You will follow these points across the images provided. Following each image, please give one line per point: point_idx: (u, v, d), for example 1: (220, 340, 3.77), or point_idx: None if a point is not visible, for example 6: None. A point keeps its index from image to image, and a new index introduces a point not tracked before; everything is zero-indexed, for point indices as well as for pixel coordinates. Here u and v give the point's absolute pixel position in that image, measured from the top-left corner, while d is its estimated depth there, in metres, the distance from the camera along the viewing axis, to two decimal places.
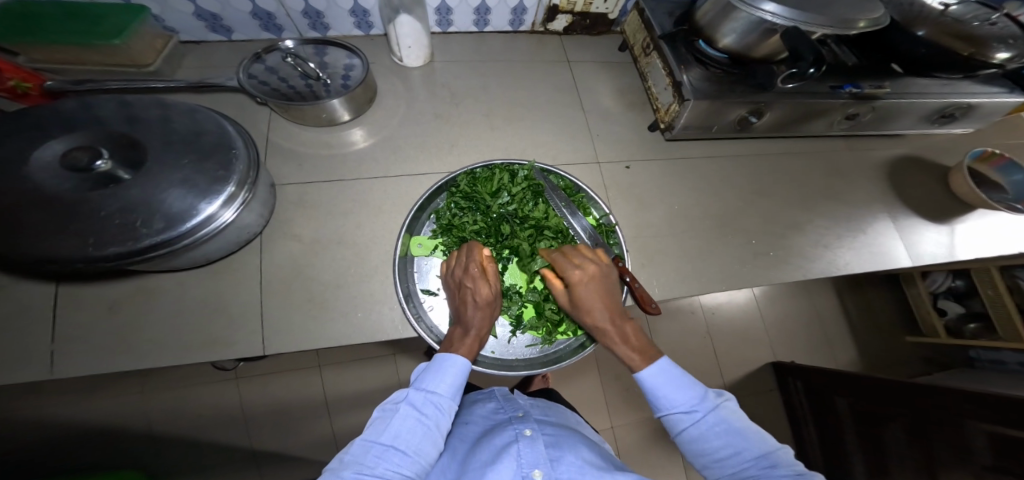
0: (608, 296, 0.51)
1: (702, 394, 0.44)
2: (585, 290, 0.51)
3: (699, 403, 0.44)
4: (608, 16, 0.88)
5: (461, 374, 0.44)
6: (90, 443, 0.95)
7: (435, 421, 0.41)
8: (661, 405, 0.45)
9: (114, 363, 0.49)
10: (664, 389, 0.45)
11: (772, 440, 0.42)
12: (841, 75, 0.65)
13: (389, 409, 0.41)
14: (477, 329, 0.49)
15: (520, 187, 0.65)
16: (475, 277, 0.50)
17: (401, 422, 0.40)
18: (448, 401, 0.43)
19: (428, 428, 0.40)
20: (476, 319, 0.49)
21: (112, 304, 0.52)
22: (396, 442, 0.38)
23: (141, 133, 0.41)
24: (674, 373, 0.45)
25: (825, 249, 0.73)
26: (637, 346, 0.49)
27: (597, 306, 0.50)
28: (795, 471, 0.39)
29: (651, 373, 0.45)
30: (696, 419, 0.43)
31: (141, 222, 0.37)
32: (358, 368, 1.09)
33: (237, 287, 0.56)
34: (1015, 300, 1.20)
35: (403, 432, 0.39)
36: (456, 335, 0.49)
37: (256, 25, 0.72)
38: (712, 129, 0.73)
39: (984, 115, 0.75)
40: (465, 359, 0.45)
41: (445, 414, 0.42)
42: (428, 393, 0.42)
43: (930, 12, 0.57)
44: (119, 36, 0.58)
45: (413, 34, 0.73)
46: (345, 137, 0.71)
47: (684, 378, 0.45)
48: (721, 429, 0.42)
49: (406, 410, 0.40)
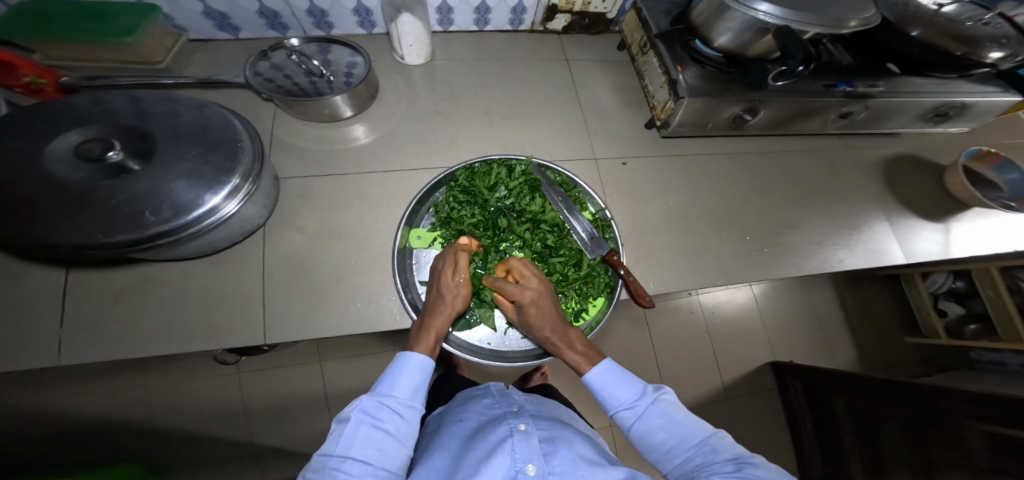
0: (554, 311, 0.53)
1: (642, 391, 0.49)
2: (536, 310, 0.51)
3: (639, 399, 0.48)
4: (607, 15, 0.88)
5: (415, 373, 0.49)
6: (124, 424, 1.05)
7: (393, 424, 0.45)
8: (608, 403, 0.50)
9: (126, 346, 0.53)
10: (609, 388, 0.49)
11: (708, 426, 0.45)
12: (834, 74, 0.66)
13: (343, 420, 0.44)
14: (441, 319, 0.53)
15: (517, 182, 0.67)
16: (457, 267, 0.55)
17: (355, 431, 0.42)
18: (403, 403, 0.47)
19: (383, 432, 0.43)
20: (439, 310, 0.53)
21: (128, 289, 0.56)
22: (351, 451, 0.40)
23: (152, 126, 0.45)
24: (617, 373, 0.50)
25: (818, 247, 0.74)
26: (582, 352, 0.53)
27: (545, 323, 0.51)
28: (732, 454, 0.42)
29: (597, 374, 0.50)
30: (638, 414, 0.48)
31: (150, 211, 0.40)
32: (364, 361, 1.19)
33: (245, 277, 0.60)
34: (1015, 301, 1.21)
35: (359, 441, 0.41)
36: (429, 322, 0.53)
37: (262, 23, 0.75)
38: (707, 126, 0.73)
39: (978, 115, 0.74)
40: (424, 356, 0.51)
41: (402, 417, 0.46)
42: (382, 397, 0.46)
43: (925, 12, 0.57)
44: (131, 34, 0.62)
45: (414, 32, 0.75)
46: (346, 132, 0.74)
47: (625, 376, 0.50)
48: (662, 421, 0.46)
49: (358, 417, 0.43)
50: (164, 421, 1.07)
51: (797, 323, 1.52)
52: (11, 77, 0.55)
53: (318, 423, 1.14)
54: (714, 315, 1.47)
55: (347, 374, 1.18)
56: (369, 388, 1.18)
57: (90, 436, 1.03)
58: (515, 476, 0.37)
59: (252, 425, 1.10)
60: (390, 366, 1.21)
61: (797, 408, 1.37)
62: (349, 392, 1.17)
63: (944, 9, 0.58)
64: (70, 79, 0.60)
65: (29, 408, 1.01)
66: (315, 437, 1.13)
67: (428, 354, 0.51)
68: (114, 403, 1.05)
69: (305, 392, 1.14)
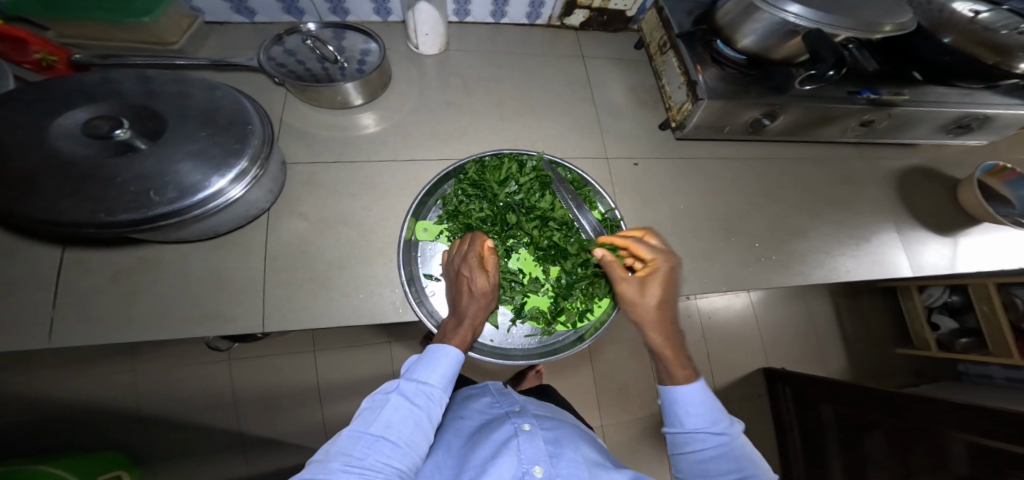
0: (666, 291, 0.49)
1: (727, 424, 0.44)
2: (654, 276, 0.49)
3: (722, 429, 0.43)
4: (626, 13, 0.87)
5: (452, 364, 0.49)
6: (112, 407, 1.03)
7: (427, 410, 0.44)
8: (685, 421, 0.44)
9: (121, 329, 0.52)
10: (695, 408, 0.44)
11: (775, 474, 0.42)
12: (858, 81, 0.65)
13: (379, 400, 0.44)
14: (471, 319, 0.53)
15: (528, 178, 0.66)
16: (473, 268, 0.54)
17: (391, 413, 0.42)
18: (438, 391, 0.47)
19: (417, 418, 0.43)
20: (470, 310, 0.53)
21: (127, 271, 0.54)
22: (385, 432, 0.40)
23: (161, 105, 0.43)
24: (707, 396, 0.45)
25: (825, 257, 0.73)
26: (671, 353, 0.46)
27: (653, 294, 0.48)
28: None
29: (689, 390, 0.45)
30: (715, 443, 0.43)
31: (154, 191, 0.38)
32: (362, 353, 1.18)
33: (246, 262, 0.58)
34: (1009, 316, 1.24)
35: (393, 423, 0.41)
36: (451, 326, 0.53)
37: (277, 7, 0.72)
38: (723, 129, 0.72)
39: (997, 129, 0.74)
40: (457, 351, 0.50)
41: (435, 405, 0.46)
42: (421, 384, 0.46)
43: (959, 20, 0.55)
44: (149, 15, 0.59)
45: (430, 22, 0.73)
46: (357, 120, 0.72)
47: (713, 403, 0.45)
48: (736, 455, 0.42)
49: (397, 400, 0.43)
50: (155, 407, 1.05)
51: (793, 330, 1.54)
52: (20, 53, 0.53)
53: (312, 414, 1.12)
54: (712, 319, 1.47)
55: (343, 366, 1.16)
56: (365, 380, 1.16)
57: (77, 420, 1.01)
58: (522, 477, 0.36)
59: (244, 414, 1.09)
60: (386, 359, 1.20)
61: (786, 414, 1.38)
62: (344, 383, 1.15)
63: (980, 16, 0.54)
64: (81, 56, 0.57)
65: None
66: (308, 428, 1.11)
67: (462, 349, 0.51)
68: (105, 387, 1.03)
69: (300, 382, 1.13)
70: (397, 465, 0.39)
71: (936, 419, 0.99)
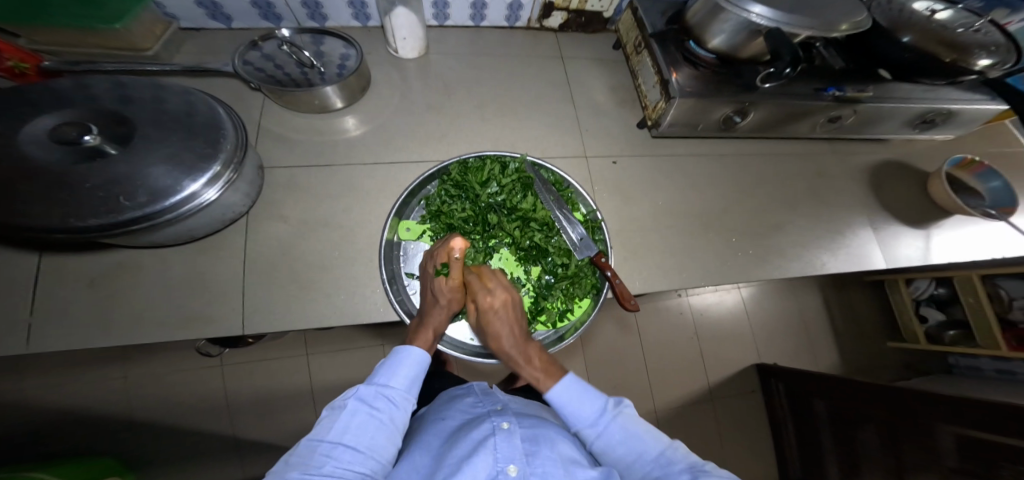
0: (516, 322, 0.52)
1: (604, 406, 0.49)
2: (496, 318, 0.50)
3: (601, 415, 0.48)
4: (603, 14, 0.88)
5: (416, 365, 0.50)
6: (100, 414, 1.03)
7: (389, 413, 0.46)
8: (570, 420, 0.49)
9: (99, 334, 0.52)
10: (571, 404, 0.49)
11: (665, 439, 0.47)
12: (826, 78, 0.66)
13: (338, 407, 0.45)
14: (436, 320, 0.54)
15: (510, 179, 0.67)
16: (433, 269, 0.55)
17: (349, 418, 0.43)
18: (400, 393, 0.48)
19: (378, 421, 0.44)
20: (435, 309, 0.54)
21: (106, 277, 0.55)
22: (343, 438, 0.41)
23: (132, 111, 0.44)
24: (577, 386, 0.50)
25: (803, 251, 0.75)
26: (541, 368, 0.51)
27: (506, 334, 0.51)
28: (685, 465, 0.44)
29: (558, 389, 0.49)
30: (600, 430, 0.47)
31: (125, 195, 0.39)
32: (352, 355, 1.19)
33: (226, 265, 0.59)
34: (995, 308, 1.26)
35: (351, 429, 0.42)
36: (416, 326, 0.54)
37: (255, 14, 0.73)
38: (698, 127, 0.74)
39: (965, 122, 0.75)
40: (422, 353, 0.51)
41: (397, 407, 0.47)
42: (380, 387, 0.47)
43: (918, 19, 0.59)
44: (119, 21, 0.60)
45: (408, 26, 0.74)
46: (336, 124, 0.73)
47: (587, 390, 0.51)
48: (619, 435, 0.47)
49: (354, 405, 0.45)
50: (145, 414, 1.05)
51: (783, 325, 1.55)
52: None
53: (303, 418, 1.12)
54: (702, 316, 1.48)
55: (333, 369, 1.17)
56: (356, 382, 1.17)
57: (65, 429, 1.00)
58: (496, 475, 0.37)
59: (235, 419, 1.09)
60: (376, 360, 1.20)
61: (779, 409, 1.39)
62: (334, 386, 1.16)
63: (937, 15, 0.60)
64: (52, 63, 0.58)
65: (3, 401, 0.98)
66: (299, 431, 1.12)
67: (425, 349, 0.52)
68: (93, 395, 1.03)
69: (291, 386, 1.13)
70: (358, 469, 0.39)
71: (922, 411, 1.00)
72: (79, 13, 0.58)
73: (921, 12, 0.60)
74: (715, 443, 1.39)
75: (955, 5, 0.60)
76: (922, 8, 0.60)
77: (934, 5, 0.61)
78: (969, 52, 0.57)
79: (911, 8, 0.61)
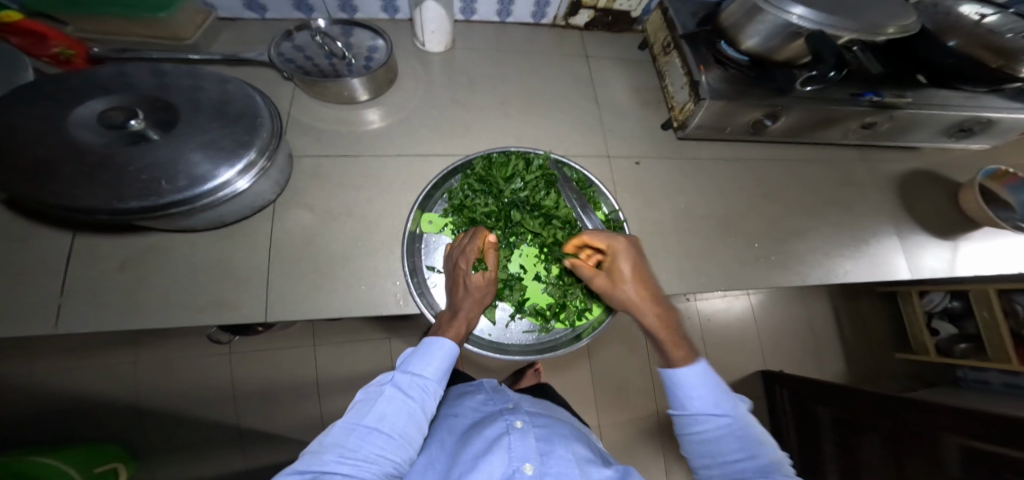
0: (642, 272, 0.51)
1: (729, 401, 0.44)
2: (623, 263, 0.51)
3: (727, 409, 0.44)
4: (631, 14, 0.88)
5: (447, 357, 0.50)
6: (115, 396, 1.04)
7: (420, 403, 0.46)
8: (688, 405, 0.45)
9: (126, 316, 0.52)
10: (697, 391, 0.44)
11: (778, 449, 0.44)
12: (862, 82, 0.65)
13: (372, 392, 0.45)
14: (467, 311, 0.55)
15: (534, 176, 0.67)
16: (469, 261, 0.56)
17: (385, 405, 0.43)
18: (432, 384, 0.48)
19: (411, 409, 0.44)
20: (466, 302, 0.55)
21: (134, 259, 0.55)
22: (379, 424, 0.41)
23: (173, 96, 0.44)
24: (709, 377, 0.45)
25: (823, 258, 0.74)
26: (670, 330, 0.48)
27: (630, 278, 0.50)
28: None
29: (690, 369, 0.45)
30: (721, 423, 0.43)
31: (165, 180, 0.39)
32: (363, 348, 1.19)
33: (250, 252, 0.58)
34: (1010, 323, 1.25)
35: (387, 414, 0.43)
36: (446, 317, 0.55)
37: (288, 4, 0.73)
38: (724, 130, 0.73)
39: (998, 133, 0.74)
40: (452, 344, 0.52)
41: (429, 397, 0.47)
42: (415, 376, 0.47)
43: (965, 23, 0.58)
44: (165, 10, 0.60)
45: (437, 20, 0.73)
46: (363, 116, 0.73)
47: (715, 381, 0.45)
48: (741, 434, 0.43)
49: (391, 392, 0.45)
50: (157, 399, 1.06)
51: (793, 333, 1.54)
52: (40, 48, 0.53)
53: (312, 408, 1.13)
54: (712, 321, 1.48)
55: (343, 361, 1.17)
56: (365, 375, 1.17)
57: (81, 409, 1.01)
58: (511, 475, 0.37)
59: (245, 407, 1.09)
60: (385, 353, 1.20)
61: (785, 416, 1.39)
62: (343, 378, 1.16)
63: (985, 20, 0.57)
64: (97, 50, 0.58)
65: (22, 380, 1.00)
66: (308, 422, 1.12)
67: (456, 342, 0.52)
68: (107, 378, 1.04)
69: (301, 377, 1.14)
70: (391, 456, 0.40)
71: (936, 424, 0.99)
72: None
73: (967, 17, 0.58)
74: None
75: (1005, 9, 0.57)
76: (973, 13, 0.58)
77: (983, 9, 0.58)
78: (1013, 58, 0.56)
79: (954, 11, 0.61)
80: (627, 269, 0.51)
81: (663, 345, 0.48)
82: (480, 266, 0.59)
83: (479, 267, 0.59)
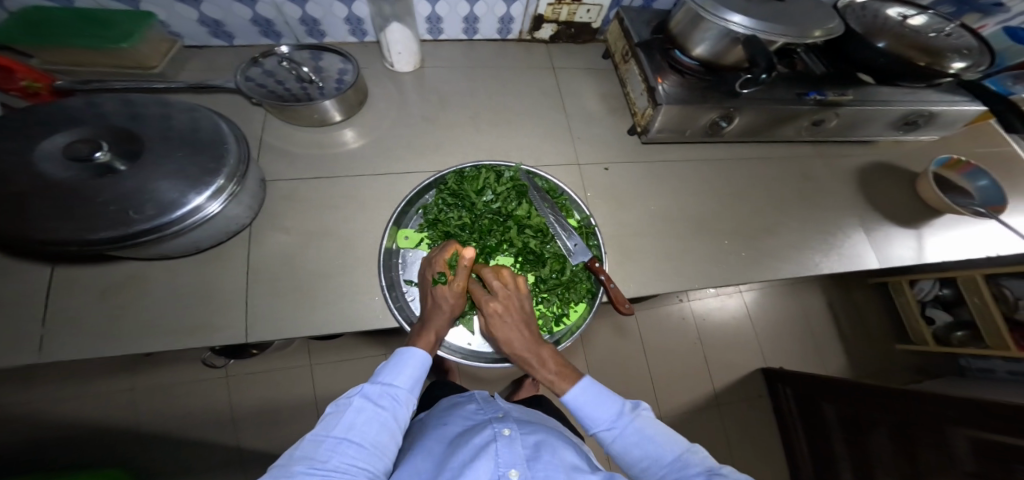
0: (522, 324, 0.53)
1: (619, 409, 0.49)
2: (501, 321, 0.52)
3: (618, 418, 0.49)
4: (592, 25, 0.91)
5: (419, 365, 0.52)
6: (109, 423, 1.05)
7: (392, 411, 0.47)
8: (587, 424, 0.50)
9: (102, 344, 0.54)
10: (589, 409, 0.49)
11: (684, 442, 0.47)
12: (808, 83, 0.68)
13: (342, 404, 0.46)
14: (438, 324, 0.56)
15: (505, 187, 0.69)
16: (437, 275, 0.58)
17: (355, 415, 0.44)
18: (404, 392, 0.50)
19: (382, 419, 0.46)
20: (436, 315, 0.56)
21: (114, 287, 0.57)
22: (349, 434, 0.42)
23: (139, 128, 0.46)
24: (595, 392, 0.50)
25: (800, 253, 0.75)
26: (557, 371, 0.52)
27: (512, 335, 0.52)
28: (705, 467, 0.43)
29: (574, 395, 0.50)
30: (617, 434, 0.48)
31: (133, 209, 0.41)
32: (355, 363, 1.20)
33: (227, 275, 0.60)
34: (1001, 308, 1.25)
35: (357, 425, 0.44)
36: (419, 328, 0.56)
37: (256, 31, 0.76)
38: (686, 133, 0.75)
39: (948, 123, 0.77)
40: (424, 354, 0.53)
41: (400, 406, 0.49)
42: (386, 385, 0.49)
43: (891, 20, 0.64)
44: (127, 41, 0.62)
45: (402, 41, 0.77)
46: (336, 136, 0.75)
47: (604, 395, 0.50)
48: (636, 438, 0.47)
49: (359, 403, 0.46)
50: (152, 425, 1.06)
51: (788, 329, 1.54)
52: (7, 81, 0.56)
53: (307, 426, 1.13)
54: (705, 320, 1.48)
55: (336, 378, 1.18)
56: None
57: (76, 438, 1.02)
58: None
59: (242, 429, 1.10)
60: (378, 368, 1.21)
61: (788, 413, 1.38)
62: (338, 396, 1.17)
63: (913, 19, 0.64)
64: (63, 83, 0.60)
65: (19, 411, 1.01)
66: None
67: (428, 351, 0.54)
68: (102, 407, 1.05)
69: (296, 396, 1.15)
70: (363, 465, 0.41)
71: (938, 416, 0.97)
72: (80, 28, 0.61)
73: (894, 18, 0.64)
74: (725, 451, 1.37)
75: (927, 12, 0.66)
76: (895, 14, 0.65)
77: (908, 11, 0.66)
78: (940, 55, 0.60)
79: (882, 14, 0.65)
80: (500, 326, 0.52)
81: (549, 382, 0.52)
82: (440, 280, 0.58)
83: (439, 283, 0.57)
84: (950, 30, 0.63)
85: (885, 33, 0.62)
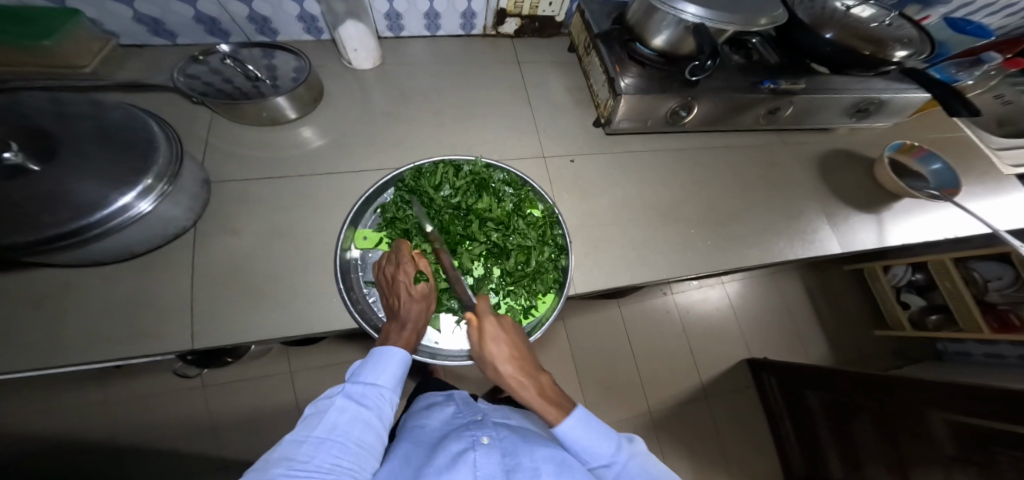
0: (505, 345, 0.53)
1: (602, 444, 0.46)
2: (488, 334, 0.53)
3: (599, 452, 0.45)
4: (555, 19, 0.90)
5: (400, 364, 0.50)
6: (64, 444, 0.99)
7: (377, 412, 0.46)
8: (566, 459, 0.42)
9: (28, 358, 0.50)
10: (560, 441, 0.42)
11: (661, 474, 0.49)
12: (763, 71, 0.69)
13: (322, 404, 0.44)
14: (414, 322, 0.54)
15: (464, 181, 0.68)
16: (409, 271, 0.55)
17: (337, 414, 0.43)
18: (387, 391, 0.48)
19: (366, 418, 0.44)
20: (412, 312, 0.54)
21: (45, 298, 0.54)
22: (332, 434, 0.40)
23: (58, 127, 0.43)
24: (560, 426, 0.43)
25: (769, 240, 0.75)
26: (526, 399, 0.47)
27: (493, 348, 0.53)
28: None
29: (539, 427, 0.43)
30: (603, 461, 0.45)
31: (46, 211, 0.39)
32: (330, 370, 1.17)
33: (173, 280, 0.58)
34: (971, 290, 1.27)
35: (339, 424, 0.42)
36: (394, 328, 0.54)
37: (201, 30, 0.74)
38: (647, 123, 0.74)
39: (897, 110, 0.78)
40: (403, 351, 0.51)
41: (386, 404, 0.48)
42: (368, 384, 0.47)
43: (834, 10, 0.65)
44: (50, 37, 0.59)
45: (358, 37, 0.75)
46: (290, 135, 0.73)
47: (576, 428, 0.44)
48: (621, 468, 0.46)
49: (342, 402, 0.44)
50: (114, 444, 1.01)
51: (770, 319, 1.55)
52: None
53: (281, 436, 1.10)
54: (688, 313, 1.48)
55: (311, 386, 1.15)
56: None
57: (29, 461, 0.97)
58: None
59: (213, 442, 1.06)
60: None
61: (773, 402, 1.39)
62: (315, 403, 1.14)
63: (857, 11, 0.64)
64: None
65: None
66: None
67: (407, 350, 0.52)
68: (59, 427, 1.00)
69: (269, 405, 1.11)
70: (348, 465, 0.39)
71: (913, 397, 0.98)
72: None
73: (839, 8, 0.65)
74: (713, 442, 1.37)
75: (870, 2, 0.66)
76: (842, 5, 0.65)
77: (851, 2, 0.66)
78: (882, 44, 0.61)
79: (829, 5, 0.65)
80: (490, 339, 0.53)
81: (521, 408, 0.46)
82: (421, 277, 0.57)
83: (421, 281, 0.56)
84: (890, 20, 0.64)
85: (832, 24, 0.63)
